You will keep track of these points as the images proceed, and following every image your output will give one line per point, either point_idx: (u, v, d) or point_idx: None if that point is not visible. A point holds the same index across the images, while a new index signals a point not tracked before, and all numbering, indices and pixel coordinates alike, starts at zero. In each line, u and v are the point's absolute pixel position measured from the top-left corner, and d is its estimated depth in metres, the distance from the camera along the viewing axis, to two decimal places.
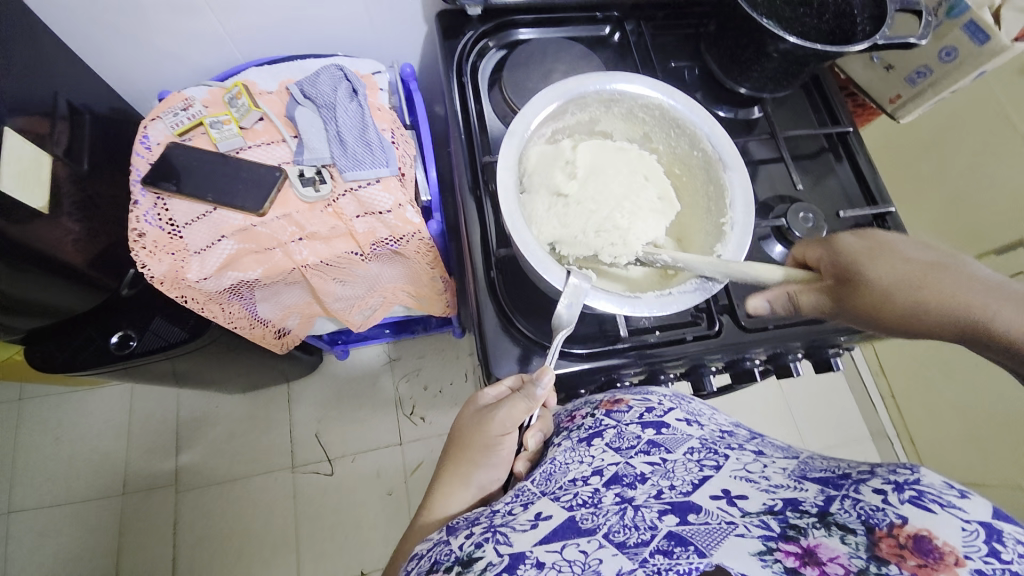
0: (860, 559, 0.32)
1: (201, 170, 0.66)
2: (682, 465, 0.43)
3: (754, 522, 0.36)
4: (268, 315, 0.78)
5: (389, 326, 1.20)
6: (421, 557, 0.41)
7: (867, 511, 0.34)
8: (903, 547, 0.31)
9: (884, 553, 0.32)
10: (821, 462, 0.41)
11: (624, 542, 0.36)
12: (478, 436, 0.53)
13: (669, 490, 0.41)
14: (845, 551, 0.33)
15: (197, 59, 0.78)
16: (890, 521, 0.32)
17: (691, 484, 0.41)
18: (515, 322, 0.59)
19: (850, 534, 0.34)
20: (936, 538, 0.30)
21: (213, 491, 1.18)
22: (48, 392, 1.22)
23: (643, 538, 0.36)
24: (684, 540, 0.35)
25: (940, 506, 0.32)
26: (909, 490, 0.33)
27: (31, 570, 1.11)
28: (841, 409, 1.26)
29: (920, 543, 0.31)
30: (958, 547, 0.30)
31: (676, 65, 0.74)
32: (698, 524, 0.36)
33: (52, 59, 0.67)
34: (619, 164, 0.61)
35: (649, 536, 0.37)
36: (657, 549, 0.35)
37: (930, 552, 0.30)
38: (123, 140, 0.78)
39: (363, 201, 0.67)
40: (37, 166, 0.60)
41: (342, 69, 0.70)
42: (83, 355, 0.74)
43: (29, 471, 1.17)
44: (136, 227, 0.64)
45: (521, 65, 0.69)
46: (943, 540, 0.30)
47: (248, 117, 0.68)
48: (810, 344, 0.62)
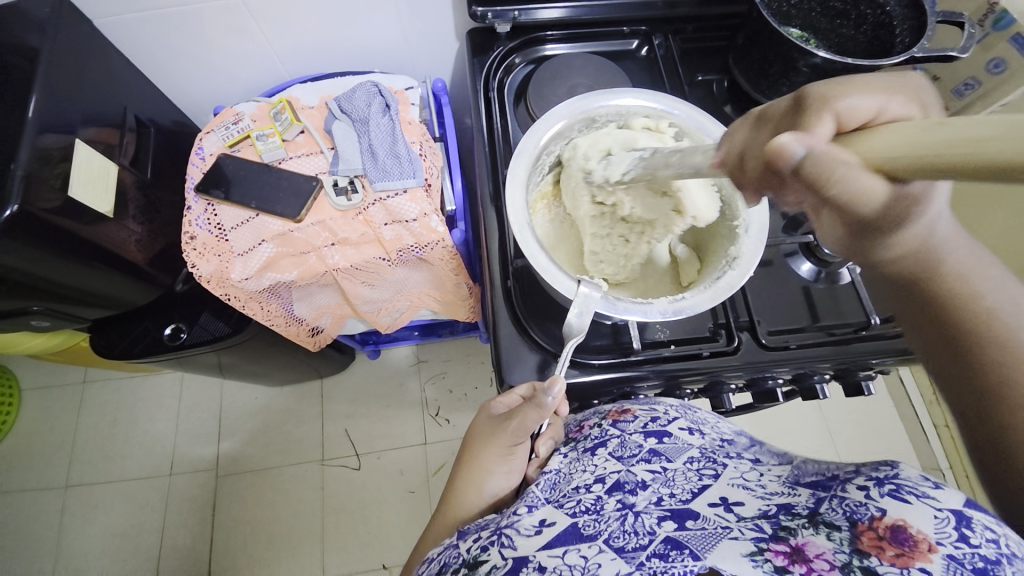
0: (844, 553, 0.33)
1: (247, 180, 0.72)
2: (681, 474, 0.43)
3: (748, 526, 0.36)
4: (303, 314, 0.82)
5: (417, 329, 1.24)
6: (432, 560, 0.43)
7: (851, 508, 0.35)
8: (881, 539, 0.32)
9: (865, 546, 0.32)
10: (813, 466, 0.42)
11: (623, 547, 0.37)
12: (491, 443, 0.54)
13: (669, 498, 0.41)
14: (830, 547, 0.33)
15: (247, 76, 0.85)
16: (871, 514, 0.33)
17: (691, 493, 0.41)
18: (530, 330, 0.60)
19: (835, 530, 0.34)
20: (910, 526, 0.32)
21: (249, 478, 1.25)
22: (108, 377, 1.34)
23: (641, 542, 0.37)
24: (680, 543, 0.35)
25: (916, 497, 0.33)
26: (889, 484, 0.34)
27: (87, 539, 1.22)
28: (886, 436, 1.19)
29: (897, 533, 0.32)
30: (931, 534, 0.31)
31: (703, 78, 0.74)
32: (695, 529, 0.37)
33: (123, 78, 0.74)
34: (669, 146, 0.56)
35: (647, 540, 0.37)
36: (654, 552, 0.35)
37: (906, 540, 0.31)
38: (182, 150, 0.86)
39: (391, 210, 0.71)
40: (105, 174, 0.67)
41: (377, 85, 0.75)
42: (141, 345, 0.81)
43: (90, 448, 1.29)
44: (188, 231, 0.70)
45: (547, 80, 0.71)
46: (917, 529, 0.31)
47: (291, 130, 0.73)
48: (840, 365, 0.59)
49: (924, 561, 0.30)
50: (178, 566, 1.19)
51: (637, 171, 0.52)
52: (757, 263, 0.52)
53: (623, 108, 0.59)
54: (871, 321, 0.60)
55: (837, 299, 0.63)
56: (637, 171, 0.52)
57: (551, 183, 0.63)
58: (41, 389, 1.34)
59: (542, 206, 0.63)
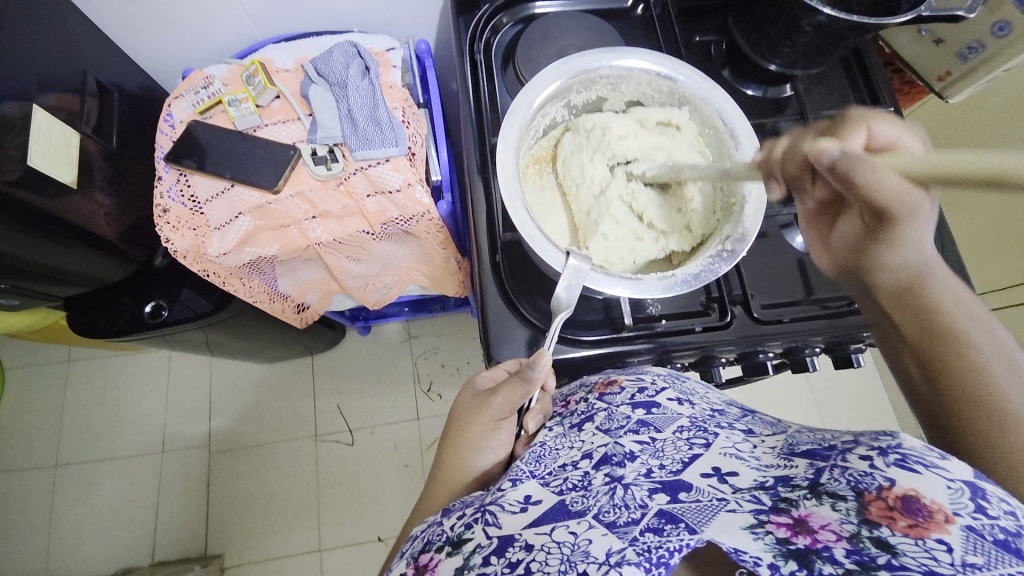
0: (852, 523, 0.31)
1: (221, 148, 0.68)
2: (671, 444, 0.42)
3: (745, 498, 0.35)
4: (288, 290, 0.80)
5: (408, 305, 1.21)
6: (416, 539, 0.42)
7: (856, 477, 0.33)
8: (893, 509, 0.30)
9: (874, 515, 0.30)
10: (808, 437, 0.40)
11: (614, 522, 0.35)
12: (475, 419, 0.53)
13: (659, 470, 0.40)
14: (836, 517, 0.32)
15: (217, 36, 0.79)
16: (879, 483, 0.31)
17: (682, 463, 0.40)
18: (519, 305, 0.58)
19: (839, 500, 0.32)
20: (923, 496, 0.29)
21: (243, 454, 1.25)
22: (94, 355, 1.32)
23: (632, 517, 0.35)
24: (675, 517, 0.34)
25: (925, 467, 0.31)
26: (894, 454, 0.32)
27: (82, 515, 1.22)
28: (874, 406, 1.20)
29: (909, 503, 0.30)
30: (946, 505, 0.29)
31: (701, 39, 0.70)
32: (689, 502, 0.36)
33: (81, 38, 0.69)
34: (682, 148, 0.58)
35: (639, 515, 0.35)
36: (647, 527, 0.34)
37: (919, 510, 0.29)
38: (152, 117, 0.81)
39: (374, 180, 0.67)
40: (67, 143, 0.63)
41: (356, 46, 0.70)
42: (120, 322, 0.78)
43: (79, 426, 1.28)
44: (160, 203, 0.67)
45: (536, 41, 0.67)
46: (931, 499, 0.29)
47: (265, 96, 0.69)
48: (831, 339, 0.59)
49: (941, 532, 0.28)
50: (174, 540, 1.20)
51: (661, 171, 0.55)
52: (752, 239, 0.50)
53: (625, 71, 0.56)
54: None
55: None
56: (659, 168, 0.55)
57: (548, 149, 0.62)
58: (24, 368, 1.31)
59: (533, 171, 0.61)
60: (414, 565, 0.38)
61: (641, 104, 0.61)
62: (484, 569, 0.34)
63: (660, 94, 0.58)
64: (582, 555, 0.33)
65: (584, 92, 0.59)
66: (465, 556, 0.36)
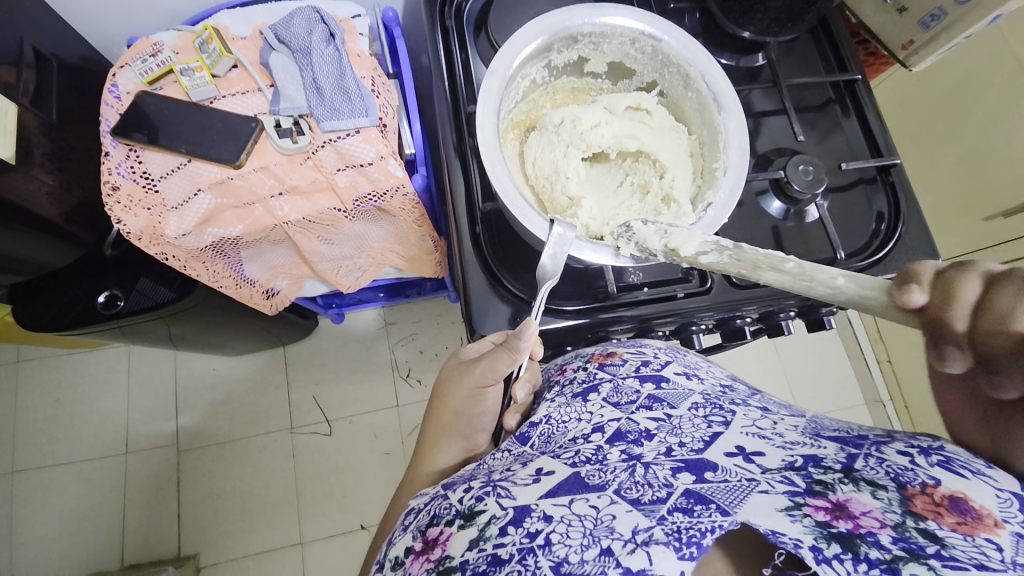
0: (895, 513, 0.32)
1: (175, 121, 0.63)
2: (688, 421, 0.42)
3: (777, 478, 0.35)
4: (255, 276, 0.75)
5: (383, 290, 1.18)
6: (420, 512, 0.40)
7: (897, 470, 0.34)
8: (939, 505, 0.32)
9: (919, 508, 0.32)
10: (830, 426, 0.41)
11: (638, 499, 0.35)
12: (456, 387, 0.52)
13: (680, 448, 0.39)
14: (877, 505, 0.33)
15: (165, 2, 0.74)
16: (923, 480, 0.33)
17: (703, 442, 0.39)
18: (502, 280, 0.57)
19: (880, 489, 0.34)
20: (972, 500, 0.31)
21: (215, 450, 1.20)
22: (45, 355, 1.23)
23: (658, 495, 0.35)
24: (704, 498, 0.34)
25: (970, 473, 0.33)
26: (937, 455, 0.34)
27: (42, 524, 1.15)
28: (840, 373, 1.25)
29: (957, 504, 0.32)
30: (995, 511, 0.31)
31: (676, 6, 0.69)
32: (716, 482, 0.35)
33: (11, 0, 0.63)
34: (655, 139, 0.57)
35: (665, 493, 0.35)
36: (675, 506, 0.34)
37: (968, 511, 0.31)
38: (96, 91, 0.75)
39: (343, 154, 0.64)
40: (4, 115, 0.58)
41: (319, 11, 0.66)
42: (72, 315, 0.72)
43: (33, 430, 1.20)
44: (108, 180, 0.62)
45: (508, 8, 0.64)
46: (980, 503, 0.31)
47: (221, 64, 0.65)
48: (804, 302, 0.60)
49: (990, 533, 0.30)
50: (146, 544, 1.15)
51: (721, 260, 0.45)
52: (730, 202, 0.50)
53: (608, 29, 0.55)
54: (839, 257, 0.60)
55: (806, 235, 0.63)
56: (719, 258, 0.45)
57: (526, 114, 0.61)
58: None
59: (513, 136, 0.60)
60: (423, 538, 0.37)
61: (622, 65, 0.60)
62: (502, 540, 0.33)
63: (648, 58, 0.57)
64: (606, 531, 0.33)
65: (566, 53, 0.57)
66: (479, 528, 0.35)
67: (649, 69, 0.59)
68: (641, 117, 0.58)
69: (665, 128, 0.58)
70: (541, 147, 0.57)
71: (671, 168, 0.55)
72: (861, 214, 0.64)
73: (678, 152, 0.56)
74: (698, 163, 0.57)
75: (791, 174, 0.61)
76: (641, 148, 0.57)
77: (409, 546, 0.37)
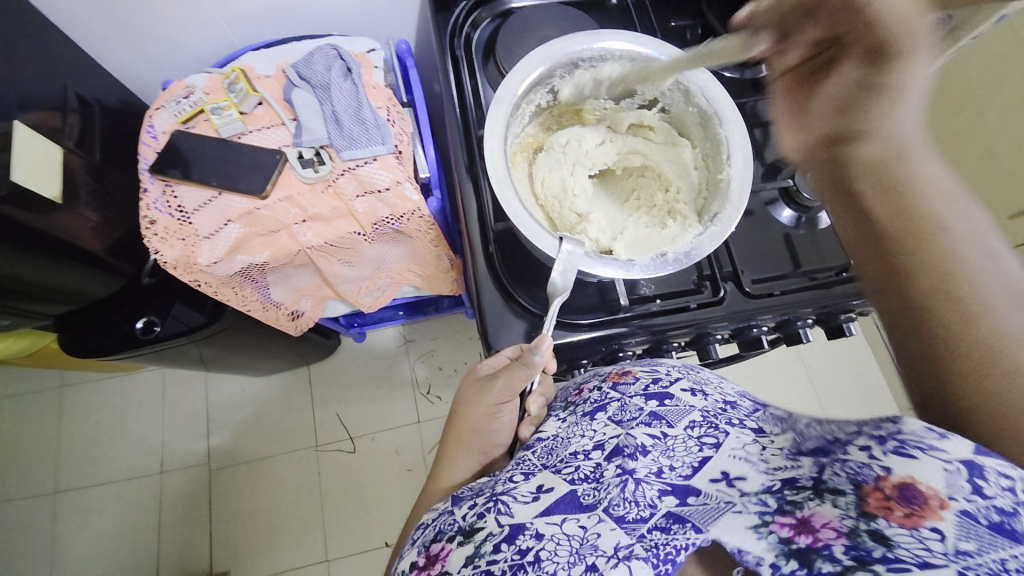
0: (851, 518, 0.32)
1: (206, 157, 0.68)
2: (682, 443, 0.41)
3: (751, 500, 0.35)
4: (280, 299, 0.79)
5: (402, 308, 1.21)
6: (426, 527, 0.42)
7: (855, 470, 0.33)
8: (889, 498, 0.31)
9: (872, 507, 0.31)
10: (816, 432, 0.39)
11: (623, 516, 0.36)
12: (479, 402, 0.53)
13: (669, 472, 0.39)
14: (836, 513, 0.32)
15: (196, 47, 0.79)
16: (875, 474, 0.32)
17: (691, 468, 0.40)
18: (516, 296, 0.59)
19: (839, 496, 0.33)
20: (920, 483, 0.30)
21: (244, 469, 1.24)
22: (86, 379, 1.29)
23: (642, 514, 0.36)
24: (682, 518, 0.36)
25: (922, 451, 0.31)
26: (892, 441, 0.32)
27: (82, 543, 1.20)
28: (869, 381, 1.21)
29: (905, 491, 0.30)
30: (942, 489, 0.29)
31: (677, 24, 0.71)
32: (697, 506, 0.37)
33: (60, 54, 0.69)
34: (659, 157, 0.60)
35: (648, 513, 0.37)
36: (655, 525, 0.36)
37: (915, 498, 0.30)
38: (133, 131, 0.81)
39: (362, 180, 0.68)
40: (50, 158, 0.63)
41: (337, 48, 0.71)
42: (112, 341, 0.77)
43: (74, 452, 1.25)
44: (147, 214, 0.66)
45: (516, 33, 0.67)
46: (927, 485, 0.30)
47: (247, 102, 0.69)
48: (821, 310, 0.59)
49: (935, 519, 0.29)
50: (180, 561, 1.18)
51: None
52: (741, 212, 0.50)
53: (606, 53, 0.57)
54: (852, 264, 0.60)
55: (818, 243, 0.62)
56: None
57: (532, 137, 0.63)
58: (13, 397, 1.29)
59: (521, 158, 0.62)
60: (426, 554, 0.38)
61: (623, 85, 0.62)
62: (495, 556, 0.35)
63: (648, 77, 0.59)
64: (591, 548, 0.34)
65: (568, 78, 0.59)
66: (477, 544, 0.36)
67: (649, 87, 0.60)
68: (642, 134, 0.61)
69: (669, 143, 0.60)
70: (549, 167, 0.59)
71: (679, 182, 0.58)
72: None
73: (683, 167, 0.59)
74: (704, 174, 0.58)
75: (800, 182, 0.62)
76: (645, 162, 0.60)
77: (415, 561, 0.39)
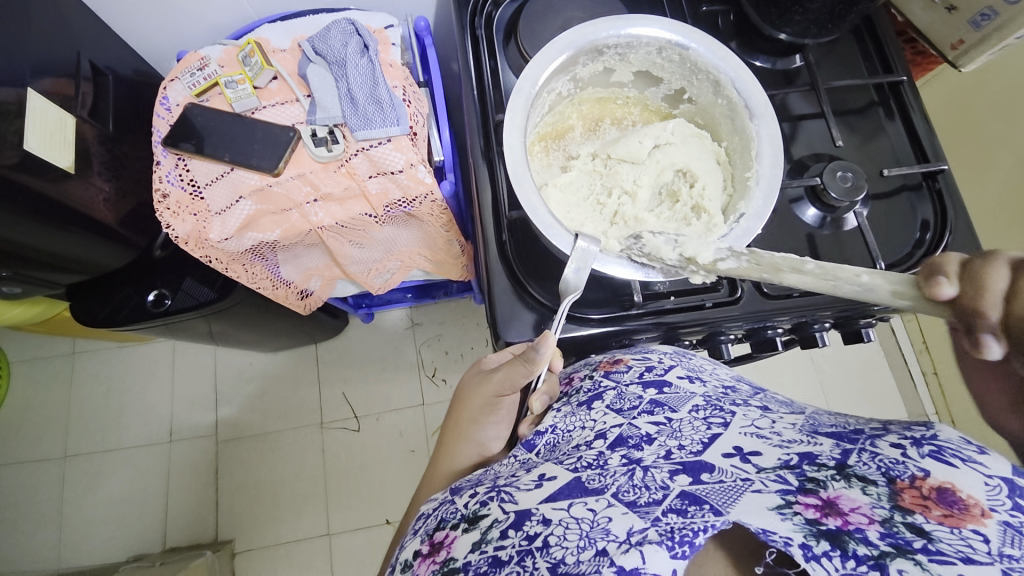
0: (884, 508, 0.32)
1: (219, 131, 0.67)
2: (689, 424, 0.42)
3: (770, 477, 0.35)
4: (291, 277, 0.78)
5: (411, 290, 1.20)
6: (428, 516, 0.41)
7: (888, 464, 0.34)
8: (927, 498, 0.32)
9: (908, 502, 0.32)
10: (829, 420, 0.41)
11: (634, 501, 0.35)
12: (475, 395, 0.55)
13: (678, 450, 0.39)
14: (867, 501, 0.33)
15: (211, 16, 0.78)
16: (912, 473, 0.33)
17: (702, 444, 0.39)
18: (528, 288, 0.57)
19: (870, 484, 0.34)
20: (959, 491, 0.31)
21: (250, 442, 1.26)
22: (98, 348, 1.31)
23: (654, 497, 0.35)
24: (698, 498, 0.34)
25: (961, 461, 0.33)
26: (929, 445, 0.34)
27: (92, 506, 1.23)
28: (880, 387, 1.19)
29: (945, 495, 0.31)
30: (983, 500, 0.31)
31: (708, 10, 0.68)
32: (712, 483, 0.36)
33: (72, 20, 0.68)
34: (686, 151, 0.57)
35: (660, 495, 0.36)
36: (670, 507, 0.34)
37: (956, 503, 0.31)
38: (146, 101, 0.80)
39: (375, 161, 0.66)
40: (62, 126, 0.62)
41: (354, 23, 0.69)
42: (125, 311, 0.77)
43: (85, 418, 1.28)
44: (159, 187, 0.66)
45: (538, 16, 0.64)
46: (968, 493, 0.31)
47: (262, 76, 0.68)
48: (840, 314, 0.58)
49: (977, 524, 0.30)
50: (186, 528, 1.21)
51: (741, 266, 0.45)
52: (767, 215, 0.49)
53: (634, 40, 0.54)
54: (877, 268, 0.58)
55: (843, 244, 0.60)
56: (737, 264, 0.45)
57: (552, 125, 0.61)
58: (27, 362, 1.31)
59: (540, 149, 0.61)
60: (430, 541, 0.38)
61: (650, 73, 0.59)
62: (502, 542, 0.35)
63: (677, 66, 0.57)
64: (602, 533, 0.33)
65: (591, 65, 0.57)
66: (482, 531, 0.36)
67: (677, 76, 0.58)
68: (662, 130, 0.59)
69: (691, 137, 0.58)
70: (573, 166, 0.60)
71: (704, 179, 0.56)
72: (905, 222, 0.61)
73: (707, 161, 0.57)
74: (726, 171, 0.56)
75: (828, 181, 0.59)
76: (674, 165, 0.57)
77: (418, 548, 0.39)
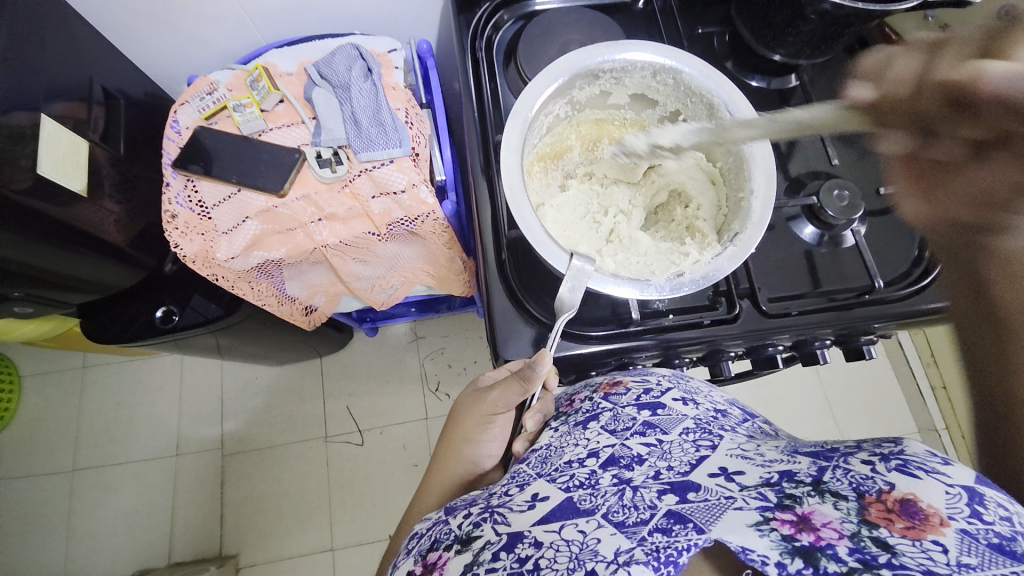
0: (852, 523, 0.31)
1: (227, 154, 0.69)
2: (678, 446, 0.42)
3: (751, 495, 0.35)
4: (296, 293, 0.79)
5: (415, 305, 1.21)
6: (421, 536, 0.42)
7: (858, 480, 0.34)
8: (891, 511, 0.31)
9: (873, 516, 0.31)
10: (809, 441, 0.41)
11: (623, 521, 0.36)
12: (469, 414, 0.56)
13: (667, 471, 0.40)
14: (837, 516, 0.32)
15: (220, 41, 0.80)
16: (879, 487, 0.32)
17: (689, 465, 0.40)
18: (527, 305, 0.58)
19: (842, 500, 0.33)
20: (920, 501, 0.31)
21: (255, 455, 1.26)
22: (108, 361, 1.33)
23: (642, 517, 0.35)
24: (683, 517, 0.34)
25: (925, 472, 0.32)
26: (895, 459, 0.34)
27: (99, 519, 1.24)
28: (888, 401, 1.18)
29: (907, 506, 0.31)
30: (942, 509, 0.30)
31: (704, 31, 0.69)
32: (697, 501, 0.35)
33: (86, 49, 0.71)
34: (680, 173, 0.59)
35: (648, 515, 0.35)
36: (656, 527, 0.34)
37: (916, 514, 0.30)
38: (156, 124, 0.82)
39: (379, 182, 0.68)
40: (75, 151, 0.64)
41: (358, 48, 0.71)
42: (133, 328, 0.79)
43: (94, 431, 1.30)
44: (169, 209, 0.67)
45: (537, 38, 0.66)
46: (928, 503, 0.30)
47: (269, 100, 0.70)
48: (840, 331, 0.58)
49: (937, 534, 0.29)
50: (191, 542, 1.22)
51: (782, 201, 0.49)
52: (761, 236, 0.49)
53: (629, 64, 0.56)
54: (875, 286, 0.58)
55: (842, 262, 0.60)
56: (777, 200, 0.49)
57: (551, 146, 0.62)
58: (39, 375, 1.33)
59: (538, 169, 0.61)
60: (423, 561, 0.38)
61: (645, 95, 0.60)
62: (494, 564, 0.34)
63: (672, 88, 0.58)
64: (592, 554, 0.34)
65: (588, 88, 0.58)
66: (474, 552, 0.36)
67: (672, 98, 0.59)
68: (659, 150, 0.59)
69: (686, 157, 0.59)
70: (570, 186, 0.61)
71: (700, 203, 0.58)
72: (904, 239, 0.61)
73: (701, 183, 0.59)
74: (720, 191, 0.58)
75: (824, 199, 0.59)
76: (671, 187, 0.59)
77: (410, 569, 0.39)
